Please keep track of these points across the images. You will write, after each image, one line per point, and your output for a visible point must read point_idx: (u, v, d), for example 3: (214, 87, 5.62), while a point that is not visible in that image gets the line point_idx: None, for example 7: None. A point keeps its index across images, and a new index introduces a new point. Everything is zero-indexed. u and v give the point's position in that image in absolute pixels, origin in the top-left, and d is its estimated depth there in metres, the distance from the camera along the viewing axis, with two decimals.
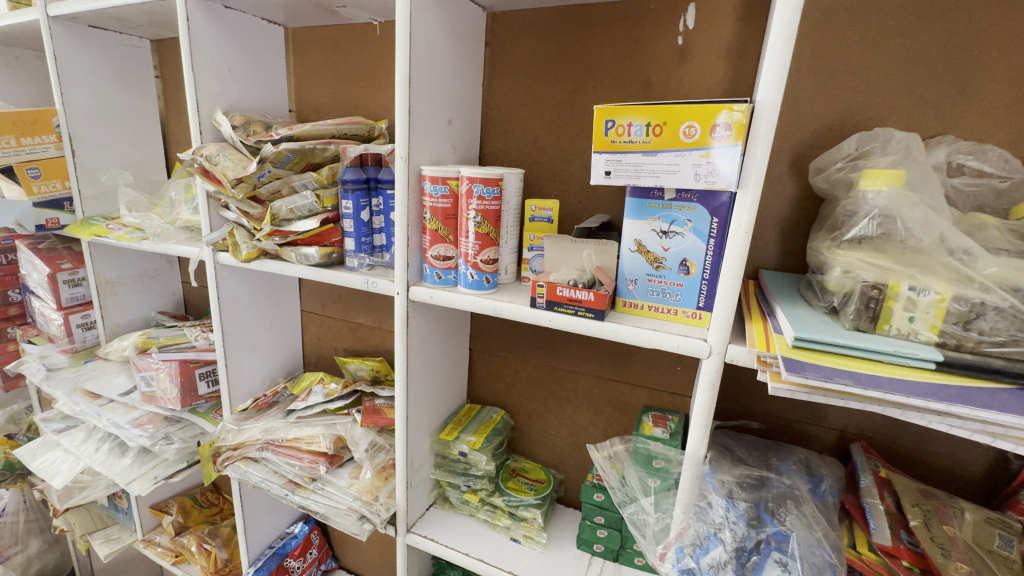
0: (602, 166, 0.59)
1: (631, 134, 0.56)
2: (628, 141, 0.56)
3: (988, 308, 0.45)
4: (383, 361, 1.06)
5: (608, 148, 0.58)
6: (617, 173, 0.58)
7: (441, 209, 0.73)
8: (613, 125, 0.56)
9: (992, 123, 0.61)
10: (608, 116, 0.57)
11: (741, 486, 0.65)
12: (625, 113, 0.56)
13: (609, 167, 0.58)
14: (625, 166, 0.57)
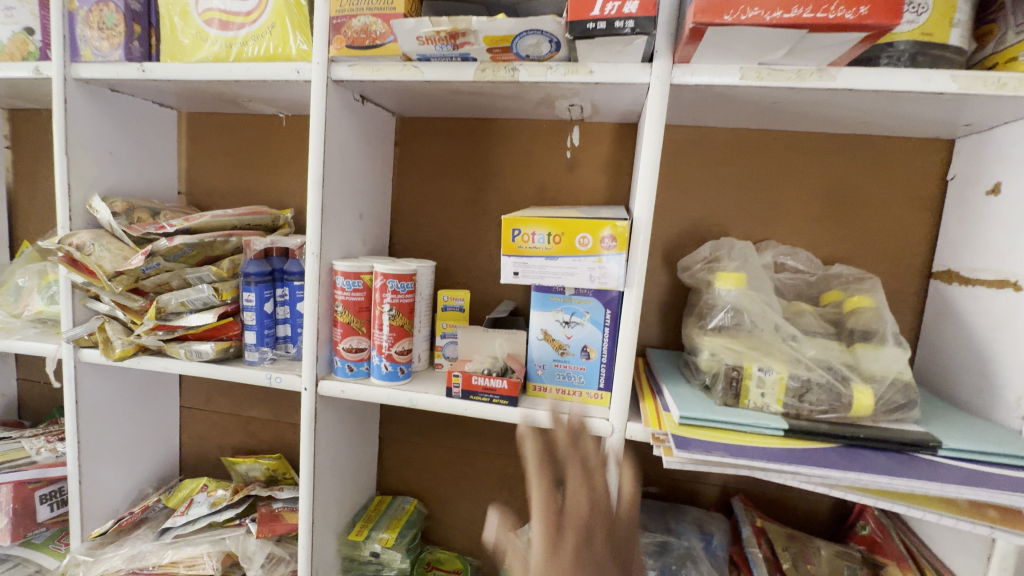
0: (509, 267, 0.65)
1: (535, 241, 0.64)
2: (532, 247, 0.64)
3: (813, 384, 0.57)
4: (280, 458, 0.98)
5: (516, 252, 0.64)
6: (524, 274, 0.65)
7: (354, 302, 0.74)
8: (519, 233, 0.64)
9: (800, 231, 0.80)
10: (514, 225, 0.64)
11: (648, 553, 0.70)
12: (528, 223, 0.63)
13: (516, 268, 0.65)
14: (531, 268, 0.64)
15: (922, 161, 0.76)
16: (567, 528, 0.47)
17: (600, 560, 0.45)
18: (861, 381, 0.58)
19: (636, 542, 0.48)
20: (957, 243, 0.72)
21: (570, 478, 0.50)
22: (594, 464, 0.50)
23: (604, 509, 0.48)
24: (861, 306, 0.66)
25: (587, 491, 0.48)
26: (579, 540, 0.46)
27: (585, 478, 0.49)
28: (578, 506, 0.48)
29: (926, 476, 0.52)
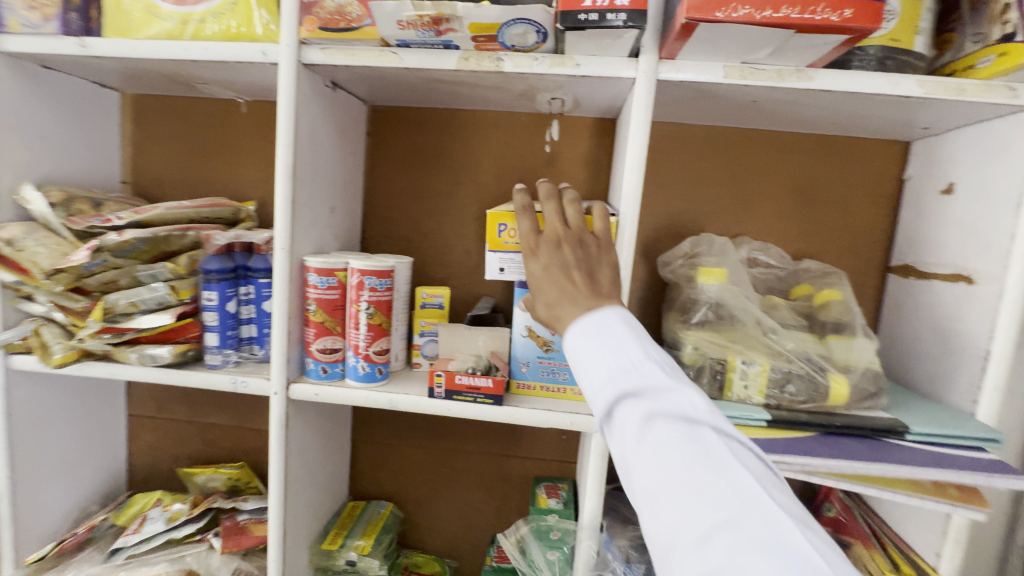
0: (495, 263, 0.63)
1: None
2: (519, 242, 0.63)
3: (793, 375, 0.59)
4: (243, 466, 0.92)
5: (502, 248, 0.63)
6: (511, 270, 0.63)
7: (327, 300, 0.70)
8: (506, 228, 0.63)
9: (770, 227, 0.83)
10: (500, 220, 0.63)
11: (635, 547, 0.70)
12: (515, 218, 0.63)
13: (503, 264, 0.63)
14: (517, 263, 0.63)
15: (882, 161, 0.80)
16: (540, 265, 0.56)
17: (567, 262, 0.55)
18: (837, 371, 0.60)
19: (603, 259, 0.56)
20: (914, 239, 0.76)
21: (549, 229, 0.58)
22: (572, 226, 0.58)
23: (574, 230, 0.58)
24: (830, 300, 0.69)
25: (562, 241, 0.57)
26: (549, 250, 0.56)
27: (559, 228, 0.57)
28: (553, 226, 0.58)
29: (898, 461, 0.54)
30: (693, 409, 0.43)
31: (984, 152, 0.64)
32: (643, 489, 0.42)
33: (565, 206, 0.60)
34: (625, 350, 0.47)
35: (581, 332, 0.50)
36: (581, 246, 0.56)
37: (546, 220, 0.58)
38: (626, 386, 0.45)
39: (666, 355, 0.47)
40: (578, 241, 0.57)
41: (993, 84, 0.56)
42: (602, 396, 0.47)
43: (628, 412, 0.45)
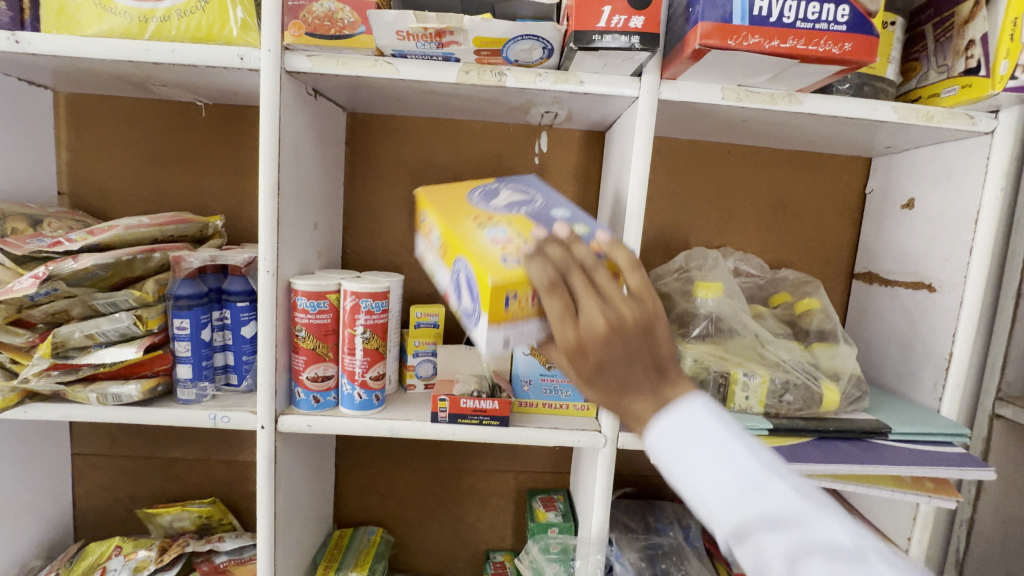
0: (498, 343, 0.45)
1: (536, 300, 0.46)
2: (530, 309, 0.46)
3: (790, 384, 0.63)
4: (215, 502, 0.85)
5: (508, 321, 0.45)
6: (514, 343, 0.46)
7: (318, 325, 0.65)
8: (514, 297, 0.44)
9: (748, 237, 0.87)
10: (504, 287, 0.44)
11: (642, 557, 0.72)
12: (524, 281, 0.44)
13: (505, 338, 0.45)
14: (524, 334, 0.47)
15: (846, 176, 0.86)
16: (593, 369, 0.42)
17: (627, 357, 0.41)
18: (826, 378, 0.64)
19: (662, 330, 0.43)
20: (877, 249, 0.82)
21: (586, 312, 0.41)
22: (617, 305, 0.41)
23: (615, 303, 0.42)
24: (812, 308, 0.73)
25: (615, 336, 0.41)
26: (598, 348, 0.41)
27: (609, 319, 0.40)
28: (589, 308, 0.41)
29: (886, 460, 0.59)
30: (846, 537, 0.35)
31: (942, 172, 0.70)
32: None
33: (594, 268, 0.43)
34: (739, 461, 0.39)
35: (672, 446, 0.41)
36: (637, 334, 0.41)
37: (584, 299, 0.41)
38: (754, 512, 0.37)
39: (783, 461, 0.39)
40: (633, 330, 0.41)
41: (956, 112, 0.61)
42: (724, 520, 0.38)
43: (767, 545, 0.37)
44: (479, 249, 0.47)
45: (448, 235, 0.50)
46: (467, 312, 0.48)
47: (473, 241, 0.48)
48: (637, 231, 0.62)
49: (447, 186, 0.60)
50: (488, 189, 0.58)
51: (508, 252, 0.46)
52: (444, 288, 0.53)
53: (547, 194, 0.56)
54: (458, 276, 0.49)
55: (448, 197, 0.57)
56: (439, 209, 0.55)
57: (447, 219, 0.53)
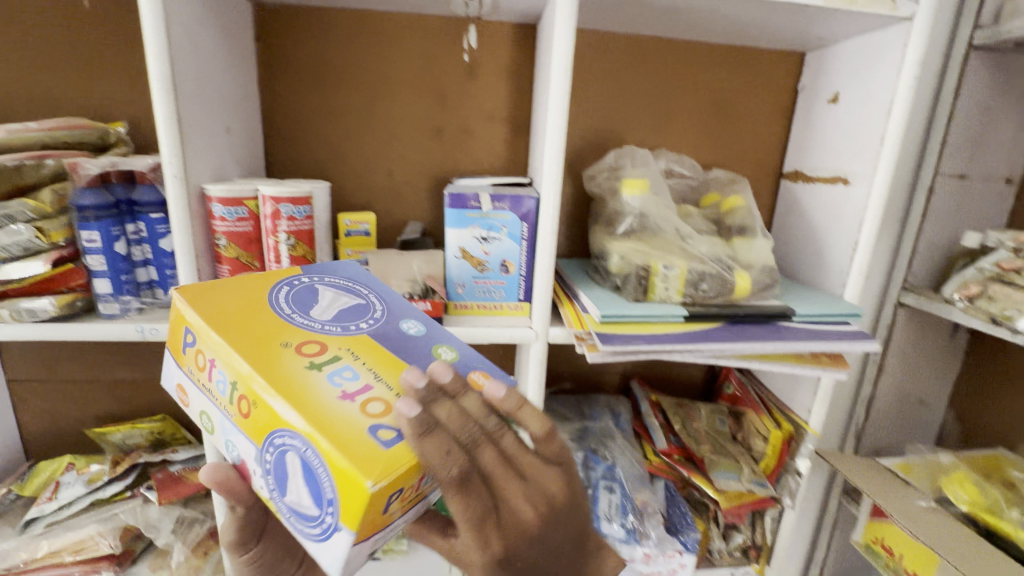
0: (358, 551, 0.40)
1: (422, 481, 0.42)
2: (409, 499, 0.42)
3: (707, 275, 0.66)
4: (165, 419, 0.86)
5: (376, 527, 0.40)
6: (383, 539, 0.43)
7: (239, 234, 0.64)
8: (392, 497, 0.39)
9: (684, 139, 0.87)
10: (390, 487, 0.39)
11: (571, 438, 0.79)
12: (410, 471, 0.40)
13: (377, 540, 0.42)
14: (395, 524, 0.43)
15: (780, 72, 0.85)
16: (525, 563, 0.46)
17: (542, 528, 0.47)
18: (740, 268, 0.68)
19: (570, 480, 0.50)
20: (803, 147, 0.84)
21: (508, 492, 0.45)
22: (539, 483, 0.47)
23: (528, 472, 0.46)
24: (736, 206, 0.76)
25: (540, 517, 0.47)
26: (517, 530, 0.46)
27: (539, 511, 0.46)
28: (509, 486, 0.44)
29: (788, 338, 0.64)
30: None
31: (866, 62, 0.70)
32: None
33: (500, 435, 0.45)
34: None
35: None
36: (562, 509, 0.48)
37: (504, 484, 0.44)
38: None
39: None
40: (558, 503, 0.48)
41: None
42: None
43: None
44: (336, 428, 0.40)
45: (284, 402, 0.41)
46: (311, 513, 0.41)
47: (321, 416, 0.41)
48: (562, 123, 0.62)
49: (246, 300, 0.49)
50: (308, 307, 0.51)
51: (379, 428, 0.41)
52: (263, 462, 0.44)
53: (383, 314, 0.52)
54: (299, 460, 0.41)
55: (257, 326, 0.47)
56: (242, 354, 0.44)
57: (274, 372, 0.43)
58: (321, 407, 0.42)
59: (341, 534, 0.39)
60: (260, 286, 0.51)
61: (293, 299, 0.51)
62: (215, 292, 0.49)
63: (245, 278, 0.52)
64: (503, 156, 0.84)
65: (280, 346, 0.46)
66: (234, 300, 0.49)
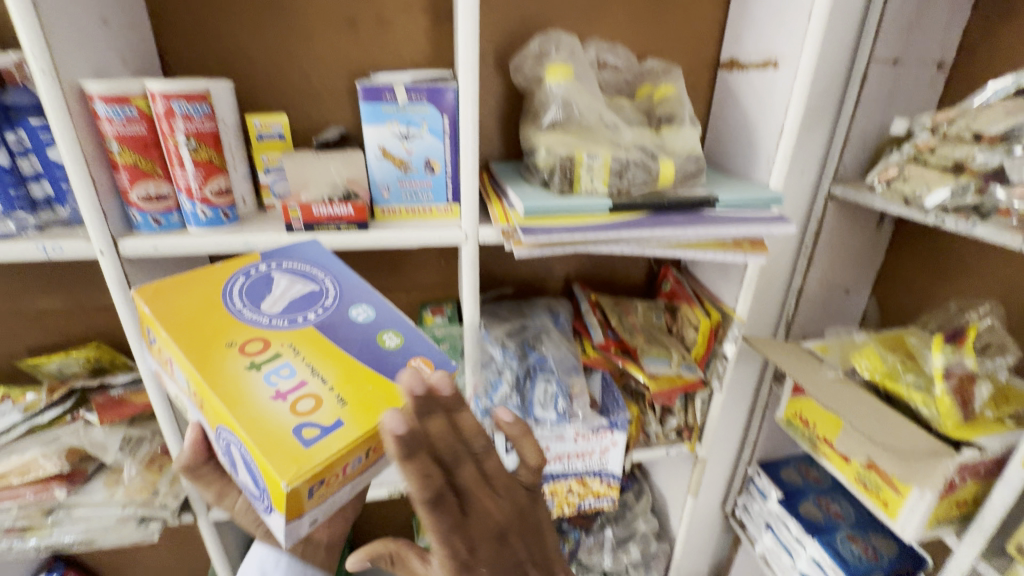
0: (298, 526, 0.47)
1: (349, 469, 0.47)
2: (338, 486, 0.47)
3: (631, 164, 0.65)
4: (100, 346, 0.85)
5: (308, 510, 0.46)
6: (323, 516, 0.49)
7: (132, 137, 0.59)
8: (316, 486, 0.44)
9: (618, 28, 0.82)
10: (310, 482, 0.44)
11: (509, 335, 0.82)
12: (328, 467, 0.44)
13: (315, 517, 0.47)
14: (332, 504, 0.49)
15: None
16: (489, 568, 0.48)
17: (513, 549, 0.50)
18: (666, 157, 0.68)
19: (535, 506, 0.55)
20: (739, 33, 0.81)
21: (478, 505, 0.48)
22: (506, 496, 0.51)
23: (500, 490, 0.50)
24: (667, 95, 0.74)
25: (502, 515, 0.50)
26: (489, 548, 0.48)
27: (504, 509, 0.50)
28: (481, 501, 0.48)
29: (710, 225, 0.65)
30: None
31: None
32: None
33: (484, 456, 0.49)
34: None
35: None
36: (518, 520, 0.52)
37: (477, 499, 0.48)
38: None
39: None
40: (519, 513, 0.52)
41: None
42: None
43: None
44: (266, 428, 0.45)
45: (222, 404, 0.45)
46: (252, 493, 0.47)
47: (254, 415, 0.45)
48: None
49: (198, 298, 0.53)
50: (262, 303, 0.54)
51: (303, 429, 0.45)
52: (221, 445, 0.50)
53: (331, 307, 0.56)
54: (238, 452, 0.46)
55: (206, 325, 0.51)
56: (190, 352, 0.48)
57: (217, 372, 0.48)
58: (256, 407, 0.46)
59: (273, 515, 0.45)
60: (212, 283, 0.54)
61: (247, 293, 0.55)
62: (169, 288, 0.53)
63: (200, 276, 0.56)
64: (427, 50, 0.78)
65: (227, 344, 0.50)
66: (185, 298, 0.53)
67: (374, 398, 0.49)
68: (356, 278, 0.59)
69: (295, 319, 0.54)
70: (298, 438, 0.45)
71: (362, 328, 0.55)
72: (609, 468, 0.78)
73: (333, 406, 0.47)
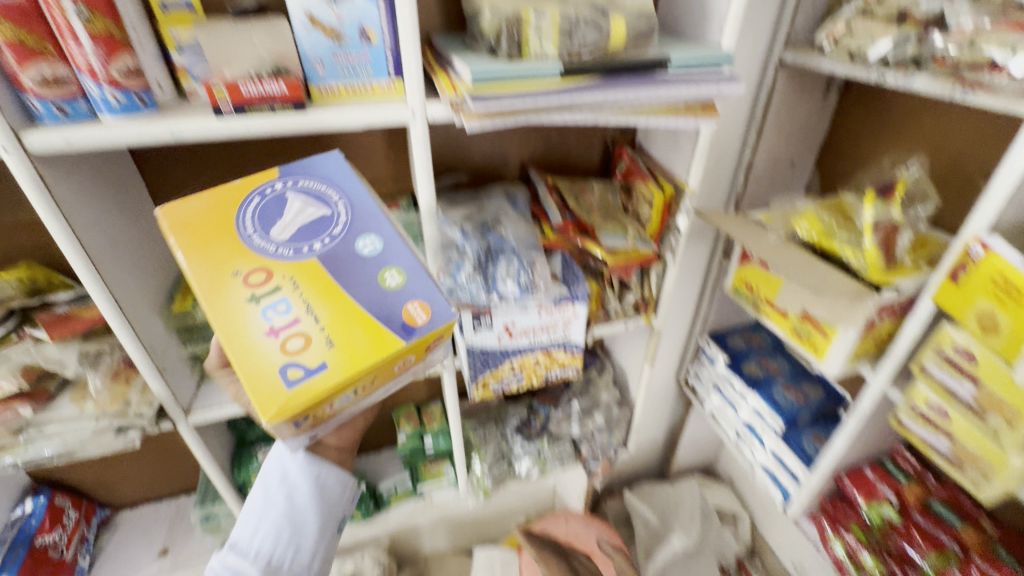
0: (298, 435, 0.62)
1: (340, 401, 0.58)
2: (328, 412, 0.58)
3: (581, 22, 0.62)
4: (30, 265, 0.79)
5: (300, 429, 0.59)
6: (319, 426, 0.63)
7: (7, 6, 0.50)
8: (302, 416, 0.55)
9: None
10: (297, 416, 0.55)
11: (468, 220, 0.81)
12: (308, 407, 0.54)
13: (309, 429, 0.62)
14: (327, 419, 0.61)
15: None
16: None
17: None
18: (617, 13, 0.64)
19: None
20: None
21: None
22: None
23: None
24: None
25: None
26: None
27: None
28: None
29: (663, 86, 0.64)
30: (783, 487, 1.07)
31: None
32: (263, 545, 0.77)
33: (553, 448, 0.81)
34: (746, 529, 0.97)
35: (308, 491, 0.80)
36: None
37: None
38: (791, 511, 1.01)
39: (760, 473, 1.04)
40: None
41: None
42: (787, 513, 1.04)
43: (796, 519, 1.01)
44: (261, 360, 0.54)
45: (222, 335, 0.55)
46: None
47: (252, 349, 0.55)
48: None
49: (210, 222, 0.59)
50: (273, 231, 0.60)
51: (289, 372, 0.54)
52: None
53: (337, 236, 0.61)
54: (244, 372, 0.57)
55: (216, 251, 0.58)
56: (201, 278, 0.56)
57: (224, 301, 0.56)
58: (254, 340, 0.55)
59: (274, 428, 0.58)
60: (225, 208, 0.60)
61: (258, 218, 0.60)
62: (185, 210, 0.59)
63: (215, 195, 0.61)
64: None
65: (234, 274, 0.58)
66: (199, 218, 0.59)
67: (360, 342, 0.56)
68: (366, 203, 0.63)
69: (300, 249, 0.60)
70: (284, 376, 0.54)
71: (366, 261, 0.60)
72: (573, 338, 0.83)
73: (319, 349, 0.55)
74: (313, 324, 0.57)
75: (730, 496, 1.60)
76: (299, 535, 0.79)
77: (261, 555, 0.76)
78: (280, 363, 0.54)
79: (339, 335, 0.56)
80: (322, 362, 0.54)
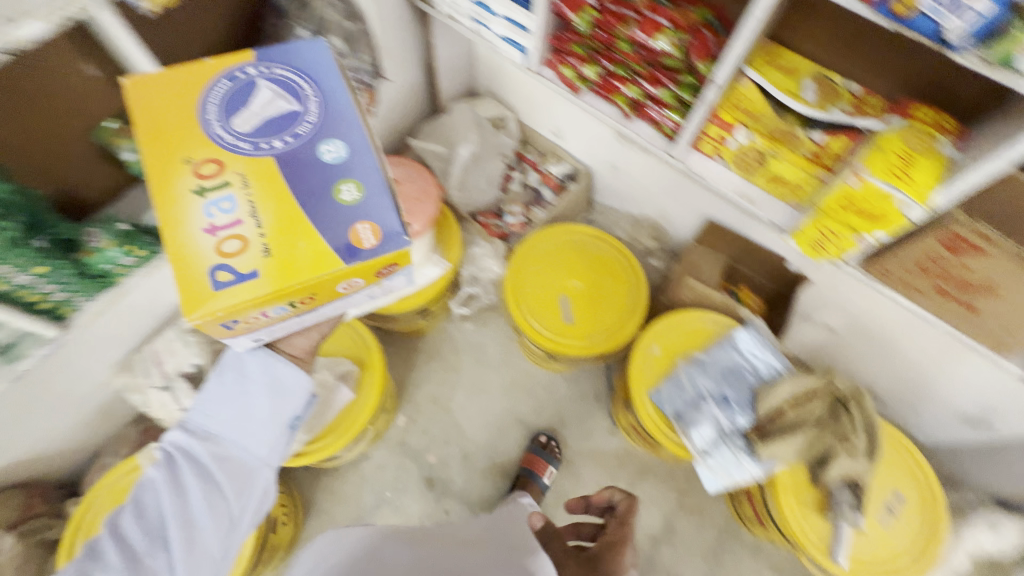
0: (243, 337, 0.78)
1: (272, 312, 0.72)
2: (259, 320, 0.72)
3: None
4: None
5: (240, 329, 0.74)
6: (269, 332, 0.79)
7: None
8: (224, 320, 0.68)
9: None
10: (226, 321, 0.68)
11: None
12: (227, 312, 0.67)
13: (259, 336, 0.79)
14: (273, 325, 0.77)
15: None
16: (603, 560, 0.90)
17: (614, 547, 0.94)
18: None
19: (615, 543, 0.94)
20: None
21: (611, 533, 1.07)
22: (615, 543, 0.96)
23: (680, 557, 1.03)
24: None
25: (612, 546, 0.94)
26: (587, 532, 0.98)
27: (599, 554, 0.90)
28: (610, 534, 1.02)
29: None
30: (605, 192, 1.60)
31: None
32: (211, 427, 0.91)
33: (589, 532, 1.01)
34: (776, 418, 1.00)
35: (262, 384, 0.90)
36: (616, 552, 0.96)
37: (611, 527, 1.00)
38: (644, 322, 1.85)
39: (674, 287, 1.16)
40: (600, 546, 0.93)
41: None
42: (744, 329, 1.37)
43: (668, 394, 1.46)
44: (197, 255, 0.67)
45: (163, 219, 0.67)
46: None
47: (192, 239, 0.67)
48: None
49: (175, 118, 0.70)
50: (240, 131, 0.70)
51: (217, 272, 0.66)
52: None
53: (302, 137, 0.71)
54: None
55: (176, 139, 0.69)
56: (157, 160, 0.68)
57: (177, 187, 0.68)
58: (190, 231, 0.67)
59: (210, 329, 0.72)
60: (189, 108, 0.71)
61: (224, 113, 0.71)
62: (149, 106, 0.70)
63: (191, 88, 0.72)
64: None
65: (188, 162, 0.69)
66: (161, 114, 0.70)
67: (292, 258, 0.67)
68: (335, 111, 0.73)
69: (259, 145, 0.70)
70: (213, 277, 0.66)
71: (325, 169, 0.70)
72: None
73: (250, 257, 0.66)
74: (251, 229, 0.67)
75: (496, 103, 1.76)
76: (250, 421, 0.91)
77: (211, 432, 0.91)
78: (212, 265, 0.66)
79: (273, 247, 0.67)
80: (249, 273, 0.65)
